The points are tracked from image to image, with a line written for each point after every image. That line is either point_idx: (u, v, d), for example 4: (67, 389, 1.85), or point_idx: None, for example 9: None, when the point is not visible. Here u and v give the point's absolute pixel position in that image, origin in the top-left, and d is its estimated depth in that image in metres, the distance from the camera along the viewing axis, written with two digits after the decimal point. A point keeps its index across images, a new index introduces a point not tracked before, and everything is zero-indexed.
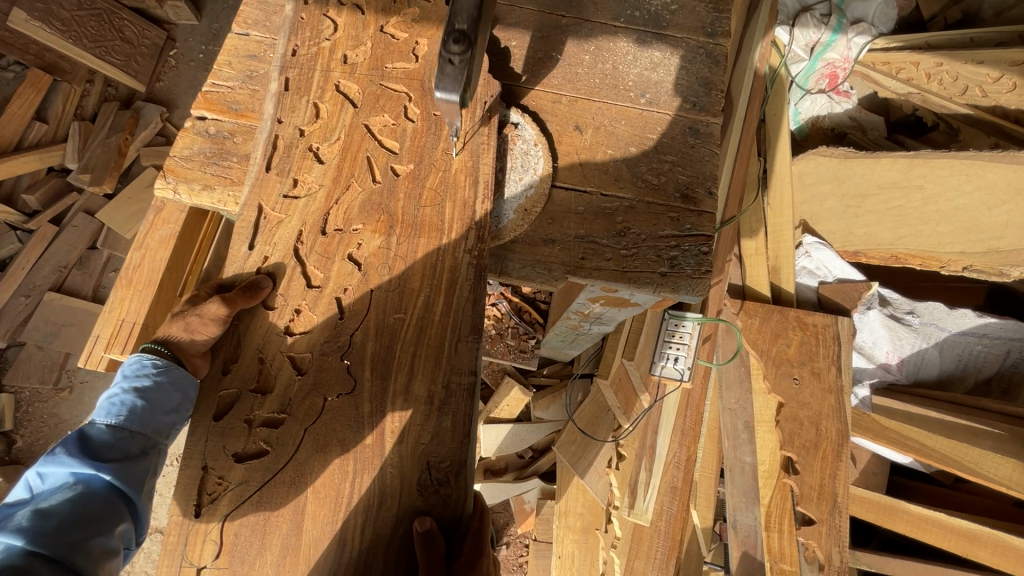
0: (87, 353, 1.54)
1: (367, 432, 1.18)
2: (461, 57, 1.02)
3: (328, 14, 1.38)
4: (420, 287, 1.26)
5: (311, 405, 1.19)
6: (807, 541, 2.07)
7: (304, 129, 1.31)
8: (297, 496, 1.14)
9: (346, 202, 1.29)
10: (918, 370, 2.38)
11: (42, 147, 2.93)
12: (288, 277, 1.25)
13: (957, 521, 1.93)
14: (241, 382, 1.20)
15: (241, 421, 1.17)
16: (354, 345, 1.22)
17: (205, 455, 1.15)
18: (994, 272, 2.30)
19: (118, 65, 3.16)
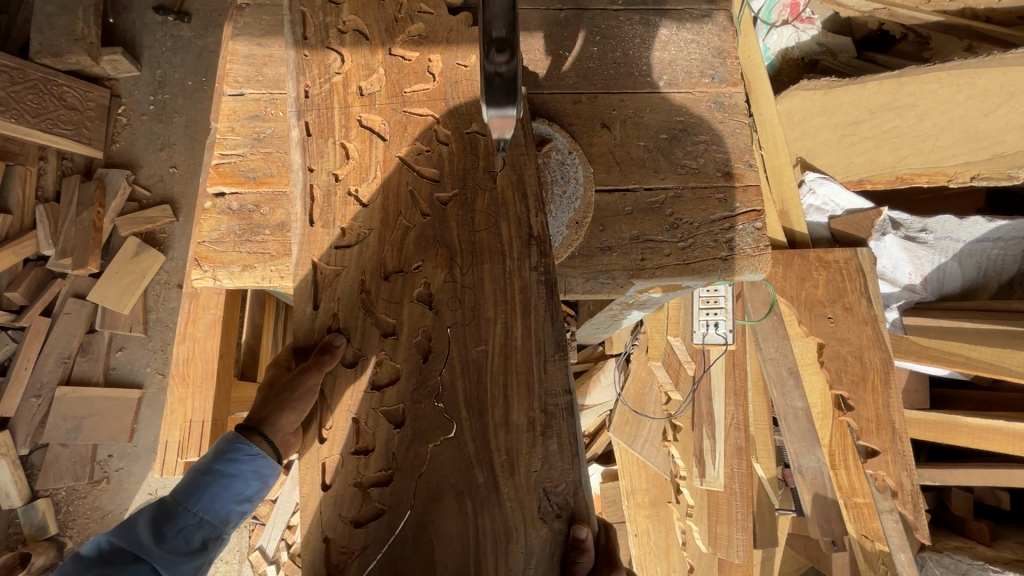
0: (162, 461, 1.63)
1: (479, 471, 1.12)
2: (508, 68, 0.87)
3: (332, 46, 1.28)
4: (496, 312, 1.18)
5: (417, 453, 1.14)
6: (876, 472, 2.13)
7: (339, 173, 1.24)
8: (427, 550, 1.10)
9: (402, 242, 1.22)
10: (941, 285, 2.44)
11: (13, 241, 2.78)
12: (361, 334, 1.19)
13: (1016, 425, 1.99)
14: (339, 449, 1.15)
15: (349, 483, 1.13)
16: (448, 390, 1.16)
17: (322, 524, 1.11)
18: (1003, 176, 2.36)
19: (69, 136, 2.97)
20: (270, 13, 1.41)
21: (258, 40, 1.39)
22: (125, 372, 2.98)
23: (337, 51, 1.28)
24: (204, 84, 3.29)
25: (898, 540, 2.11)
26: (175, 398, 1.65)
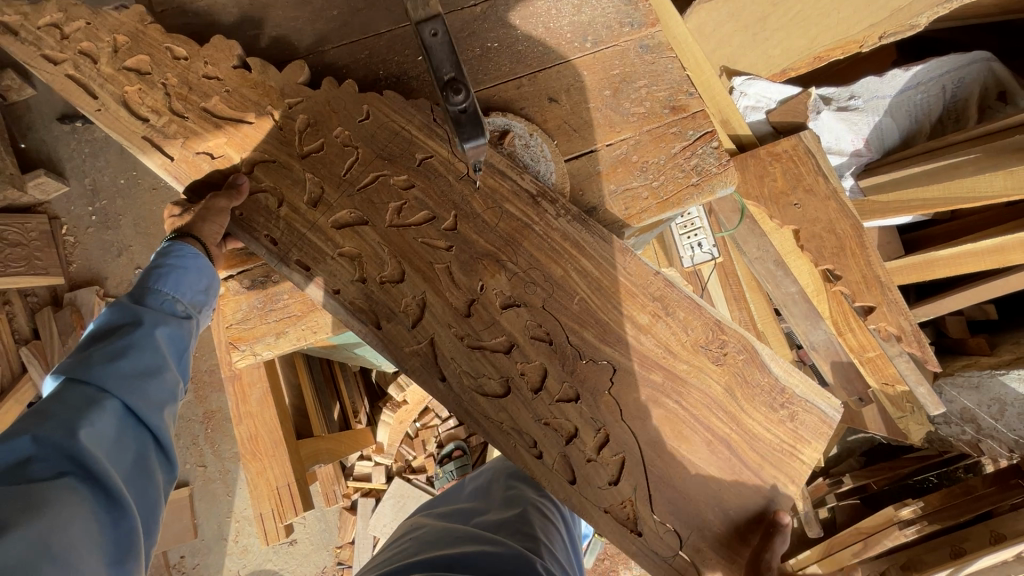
0: (267, 530, 1.94)
1: (654, 373, 1.37)
2: (469, 102, 1.01)
3: (255, 190, 1.41)
4: (568, 262, 1.38)
5: (607, 402, 1.37)
6: (878, 325, 2.27)
7: (363, 276, 1.39)
8: (678, 459, 1.36)
9: (458, 284, 1.39)
10: (882, 141, 2.60)
11: (10, 392, 2.82)
12: (494, 367, 1.38)
13: (983, 243, 2.20)
14: (557, 449, 1.37)
15: (584, 462, 1.36)
16: (580, 345, 1.37)
17: (596, 502, 1.36)
18: (906, 27, 2.51)
19: (25, 272, 2.94)
20: None
21: None
22: None
23: (256, 174, 1.41)
24: (136, 177, 3.22)
25: (914, 376, 2.33)
26: (255, 472, 1.91)
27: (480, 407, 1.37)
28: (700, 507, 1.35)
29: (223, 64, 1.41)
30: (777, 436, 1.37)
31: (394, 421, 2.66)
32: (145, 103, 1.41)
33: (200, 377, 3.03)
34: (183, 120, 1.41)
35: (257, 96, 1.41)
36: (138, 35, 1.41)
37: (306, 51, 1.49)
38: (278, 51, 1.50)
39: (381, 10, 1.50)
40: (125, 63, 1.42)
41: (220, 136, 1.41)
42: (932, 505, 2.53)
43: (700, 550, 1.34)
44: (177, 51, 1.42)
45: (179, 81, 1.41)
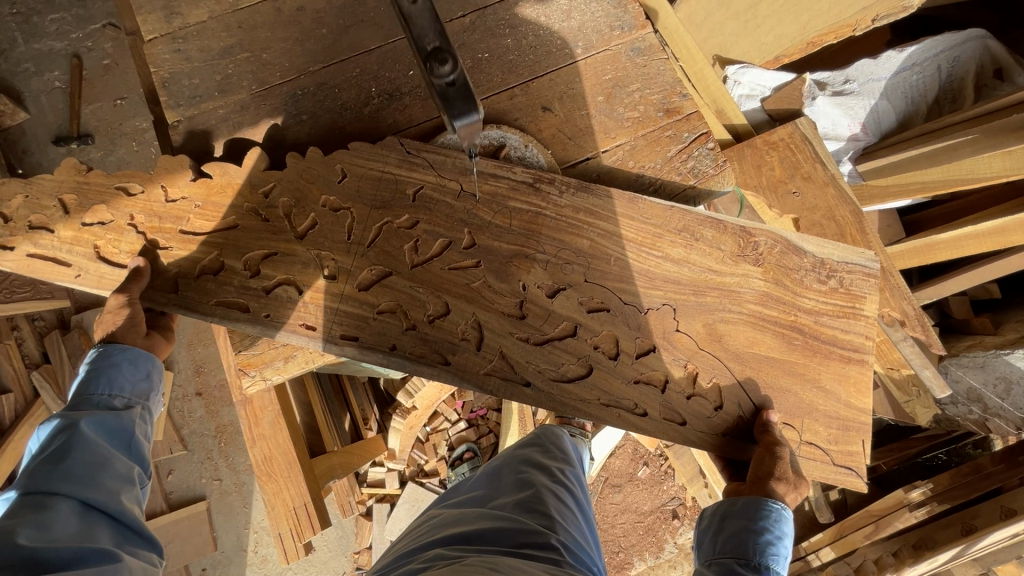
0: (285, 549, 1.94)
1: (707, 293, 1.50)
2: (456, 73, 1.01)
3: (268, 287, 1.41)
4: (613, 220, 1.47)
5: (680, 339, 1.50)
6: (882, 310, 2.28)
7: (410, 324, 1.43)
8: (763, 363, 1.51)
9: (502, 292, 1.46)
10: (879, 124, 2.57)
11: (24, 417, 2.86)
12: (572, 351, 1.47)
13: (983, 225, 2.20)
14: (658, 400, 1.48)
15: (687, 400, 1.49)
16: (633, 300, 1.48)
17: (713, 429, 1.49)
18: (899, 9, 2.48)
19: (31, 297, 2.93)
20: (203, 120, 1.46)
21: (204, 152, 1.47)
22: (183, 491, 2.99)
23: (264, 270, 1.41)
24: None
25: (919, 359, 2.31)
26: (270, 493, 1.94)
27: (573, 395, 1.46)
28: (801, 394, 1.51)
29: (183, 183, 1.41)
30: (835, 304, 1.53)
31: (404, 427, 2.69)
32: (121, 248, 1.40)
33: (209, 392, 3.06)
34: (170, 253, 1.41)
35: (230, 198, 1.41)
36: (83, 188, 1.41)
37: (297, 71, 1.48)
38: (266, 73, 1.48)
39: (369, 26, 1.50)
40: (85, 222, 1.41)
41: (212, 247, 1.41)
42: (941, 485, 2.59)
43: (817, 431, 1.51)
44: (130, 188, 1.42)
45: (149, 214, 1.41)
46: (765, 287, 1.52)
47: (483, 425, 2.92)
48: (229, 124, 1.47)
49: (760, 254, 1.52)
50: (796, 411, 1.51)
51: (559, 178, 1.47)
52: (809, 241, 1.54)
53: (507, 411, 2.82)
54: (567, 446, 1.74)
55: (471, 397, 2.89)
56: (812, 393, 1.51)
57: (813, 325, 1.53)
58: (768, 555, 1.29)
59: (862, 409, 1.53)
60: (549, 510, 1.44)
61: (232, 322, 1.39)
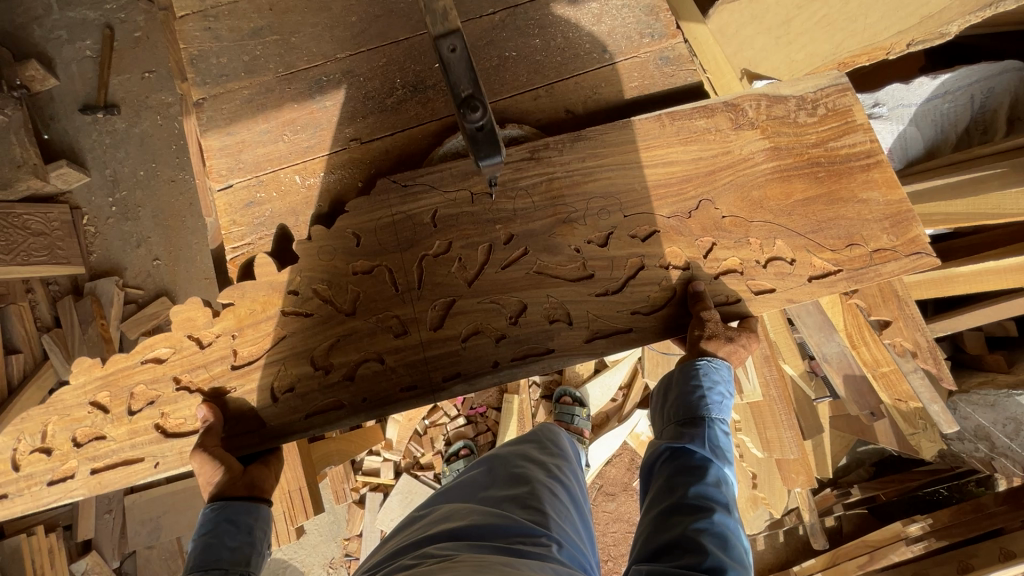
0: (278, 532, 1.97)
1: (727, 178, 1.48)
2: (485, 116, 1.05)
3: (350, 368, 1.43)
4: (636, 140, 1.47)
5: (731, 224, 1.47)
6: (893, 340, 2.20)
7: (498, 335, 1.44)
8: (799, 207, 1.47)
9: (560, 260, 1.46)
10: (905, 152, 2.53)
11: (32, 378, 2.88)
12: (651, 278, 1.46)
13: (1004, 262, 2.14)
14: (742, 285, 1.48)
15: (764, 269, 1.48)
16: (672, 208, 1.47)
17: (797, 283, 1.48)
18: (936, 35, 2.29)
19: (47, 261, 2.99)
20: (228, 100, 1.46)
21: (226, 130, 1.45)
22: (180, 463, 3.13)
23: (337, 356, 1.42)
24: (155, 168, 3.27)
25: (927, 394, 2.27)
26: None
27: (671, 316, 1.47)
28: (848, 217, 1.48)
29: (205, 323, 1.43)
30: (833, 127, 1.49)
31: (403, 418, 2.82)
32: (183, 414, 1.43)
33: None
34: (235, 392, 1.43)
35: (260, 306, 1.41)
36: (113, 378, 1.43)
37: (323, 57, 1.48)
38: (293, 56, 1.48)
39: (399, 17, 1.50)
40: (137, 411, 1.44)
41: (270, 365, 1.42)
42: (939, 521, 2.54)
43: (875, 236, 1.48)
44: (157, 355, 1.43)
45: (192, 370, 1.43)
46: (771, 144, 1.48)
47: (481, 423, 2.92)
48: (253, 107, 1.46)
49: (755, 114, 1.49)
50: (849, 228, 1.47)
51: (555, 139, 1.46)
52: (788, 87, 1.50)
53: (507, 408, 2.87)
54: (562, 441, 1.73)
55: (472, 394, 2.90)
56: (856, 208, 1.47)
57: (827, 155, 1.49)
58: (709, 406, 1.40)
59: (902, 201, 1.49)
60: (543, 506, 1.43)
61: (340, 418, 1.42)
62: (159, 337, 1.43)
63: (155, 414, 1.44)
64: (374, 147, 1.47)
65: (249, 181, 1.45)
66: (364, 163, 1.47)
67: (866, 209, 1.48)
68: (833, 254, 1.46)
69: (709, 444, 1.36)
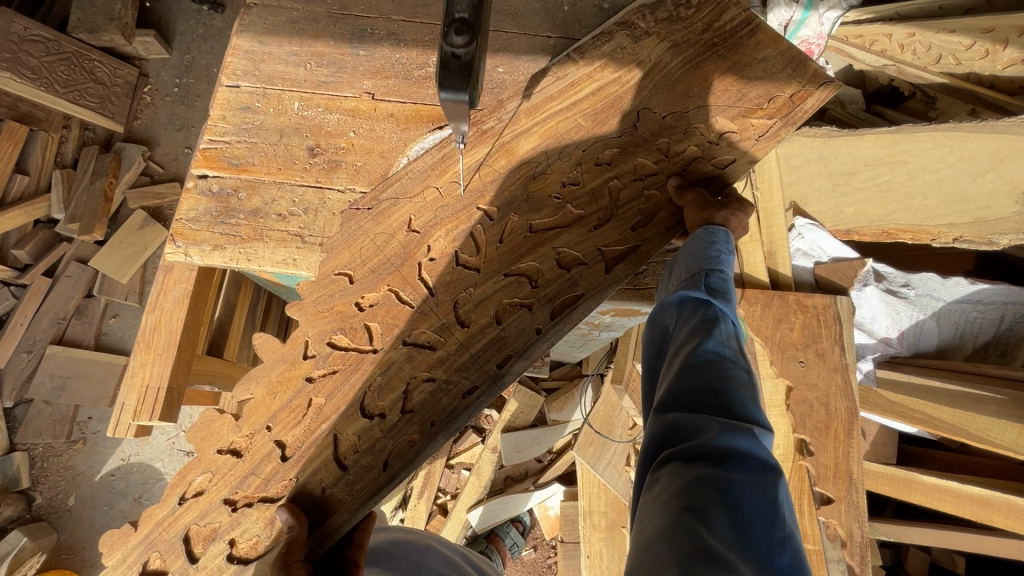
0: (116, 423, 1.74)
1: (656, 105, 1.38)
2: (464, 49, 0.99)
3: (409, 395, 1.30)
4: (566, 83, 1.42)
5: (674, 119, 1.37)
6: (828, 520, 2.02)
7: (530, 303, 1.32)
8: (712, 81, 1.37)
9: (556, 207, 1.36)
10: (917, 341, 2.40)
11: (25, 201, 2.96)
12: (632, 189, 1.37)
13: (967, 489, 1.96)
14: (710, 163, 1.37)
15: (721, 141, 1.37)
16: (614, 126, 1.38)
17: (755, 152, 1.37)
18: (984, 241, 2.09)
19: (93, 108, 3.12)
20: (275, 14, 1.52)
21: (260, 38, 1.50)
22: (116, 338, 3.16)
23: (384, 398, 1.30)
24: None
25: None
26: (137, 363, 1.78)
27: (671, 216, 1.37)
28: (755, 76, 1.36)
29: (232, 430, 1.33)
30: (707, 20, 1.40)
31: None
32: (250, 532, 1.27)
33: None
34: (299, 479, 1.28)
35: (278, 386, 1.33)
36: (161, 526, 1.31)
37: (378, 12, 1.52)
38: (353, 4, 1.53)
39: None
40: (200, 554, 1.29)
41: (322, 432, 1.29)
42: None
43: (788, 82, 1.36)
44: (191, 489, 1.32)
45: (241, 482, 1.30)
46: (669, 44, 1.40)
47: None
48: (293, 29, 1.51)
49: (646, 25, 1.43)
50: (768, 86, 1.35)
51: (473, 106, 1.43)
52: None
53: None
54: None
55: None
56: (762, 67, 1.36)
57: (717, 36, 1.40)
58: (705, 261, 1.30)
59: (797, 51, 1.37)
60: None
61: (413, 452, 1.28)
62: (192, 465, 1.33)
63: (223, 547, 1.28)
64: (382, 107, 1.47)
65: (255, 90, 1.48)
66: (365, 114, 1.47)
67: (771, 66, 1.37)
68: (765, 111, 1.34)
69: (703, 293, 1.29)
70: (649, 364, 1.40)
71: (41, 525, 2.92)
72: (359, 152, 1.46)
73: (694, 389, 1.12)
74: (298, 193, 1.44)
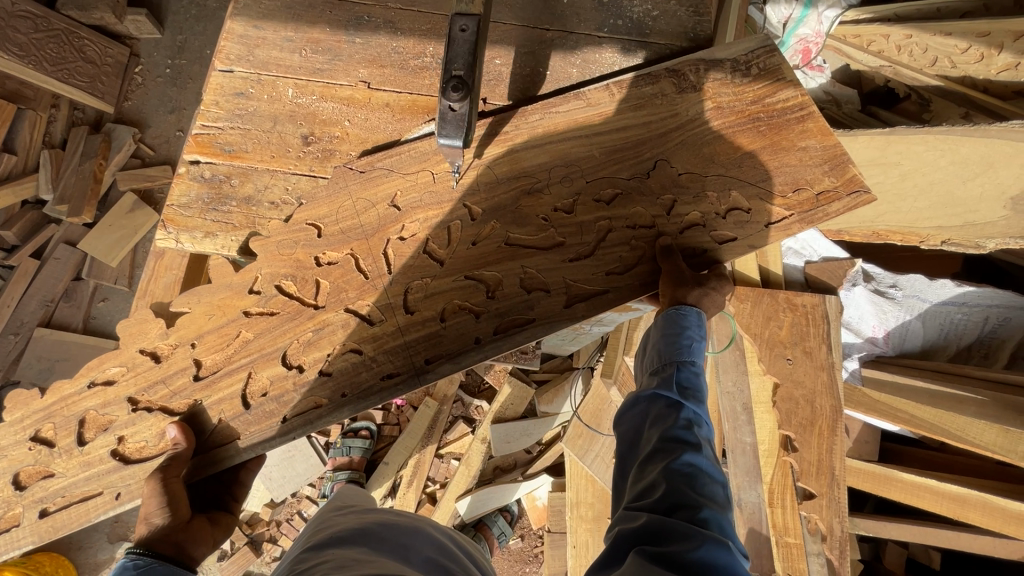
0: None
1: (669, 147, 1.42)
2: (460, 106, 1.11)
3: (325, 366, 1.37)
4: (596, 109, 1.44)
5: (687, 180, 1.41)
6: (810, 514, 2.06)
7: (479, 311, 1.38)
8: (742, 157, 1.40)
9: (539, 230, 1.41)
10: (903, 341, 2.43)
11: (12, 181, 2.92)
12: (621, 237, 1.41)
13: (946, 487, 2.01)
14: (706, 235, 1.41)
15: (724, 218, 1.41)
16: (628, 170, 1.42)
17: (756, 239, 1.41)
18: (971, 245, 2.11)
19: (83, 88, 3.06)
20: None
21: (255, 23, 1.48)
22: (104, 321, 3.14)
23: (311, 355, 1.38)
24: None
25: None
26: None
27: (648, 274, 1.39)
28: (789, 163, 1.40)
29: (159, 335, 1.39)
30: (756, 88, 1.41)
31: None
32: (136, 437, 1.37)
33: None
34: (200, 401, 1.38)
35: (215, 309, 1.39)
36: (59, 406, 1.38)
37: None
38: None
39: None
40: (88, 440, 1.38)
41: (238, 369, 1.38)
42: None
43: (822, 180, 1.39)
44: (110, 376, 1.39)
45: (150, 387, 1.38)
46: (712, 102, 1.42)
47: (394, 414, 2.93)
48: (288, 13, 1.49)
49: (696, 78, 1.43)
50: (796, 175, 1.40)
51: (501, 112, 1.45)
52: (722, 51, 1.44)
53: (422, 413, 2.85)
54: None
55: None
56: (799, 156, 1.40)
57: (766, 111, 1.41)
58: (681, 351, 1.31)
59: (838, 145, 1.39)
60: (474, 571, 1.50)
61: (314, 418, 1.36)
62: (110, 356, 1.39)
63: (110, 441, 1.38)
64: (378, 96, 1.47)
65: (249, 75, 1.46)
66: (361, 103, 1.47)
67: (808, 157, 1.40)
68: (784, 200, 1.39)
69: (678, 386, 1.29)
70: (620, 456, 1.37)
71: None
72: (353, 142, 1.46)
73: (676, 494, 1.10)
74: (291, 181, 1.45)
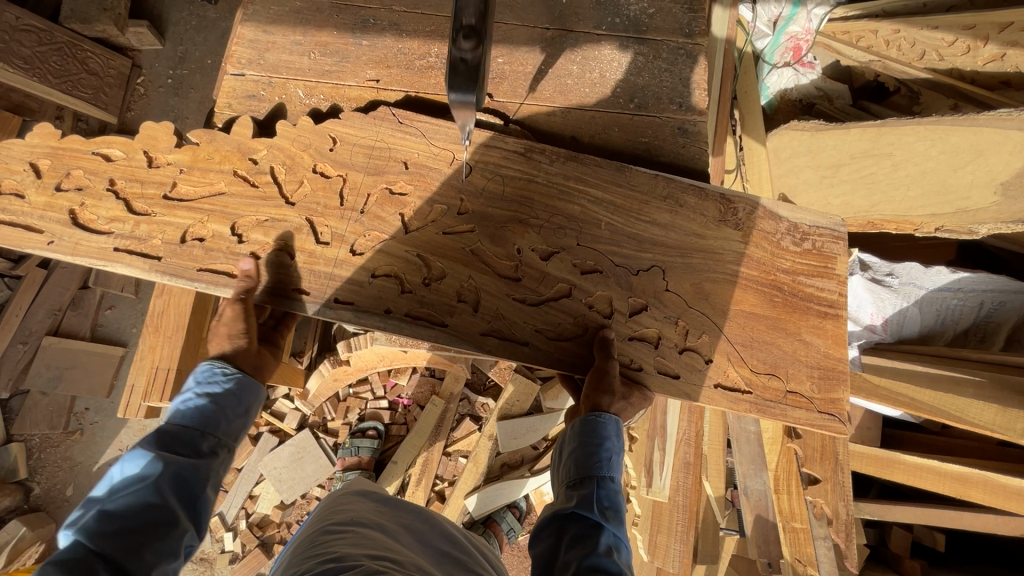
0: (127, 403, 1.83)
1: (671, 235, 1.50)
2: (471, 55, 1.09)
3: (260, 252, 1.43)
4: (634, 193, 1.51)
5: (669, 298, 1.49)
6: (815, 499, 2.10)
7: (407, 286, 1.43)
8: (723, 310, 1.49)
9: (496, 252, 1.46)
10: (901, 328, 2.46)
11: None
12: (566, 312, 1.46)
13: (948, 466, 2.05)
14: (649, 355, 1.46)
15: (678, 354, 1.47)
16: (634, 258, 1.49)
17: (697, 393, 1.46)
18: (964, 231, 2.10)
19: (87, 100, 3.11)
20: (278, 4, 1.55)
21: (264, 27, 1.53)
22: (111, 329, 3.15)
23: (255, 234, 1.43)
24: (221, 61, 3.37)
25: (829, 567, 2.06)
26: (146, 346, 1.83)
27: (571, 352, 1.44)
28: (781, 345, 1.50)
29: (167, 149, 1.45)
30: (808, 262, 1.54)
31: (329, 376, 2.82)
32: (100, 208, 1.43)
33: None
34: (153, 215, 1.43)
35: (218, 159, 1.45)
36: (57, 152, 1.45)
37: (378, 3, 1.55)
38: None
39: None
40: (61, 186, 1.43)
41: (197, 209, 1.43)
42: None
43: (801, 381, 1.49)
44: (106, 153, 1.45)
45: (133, 178, 1.44)
46: (746, 252, 1.52)
47: (401, 413, 2.94)
48: (297, 18, 1.54)
49: (743, 219, 1.53)
50: (779, 362, 1.49)
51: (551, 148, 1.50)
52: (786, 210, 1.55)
53: (429, 411, 2.88)
54: None
55: (403, 383, 2.93)
56: (796, 348, 1.50)
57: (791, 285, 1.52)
58: (600, 464, 1.31)
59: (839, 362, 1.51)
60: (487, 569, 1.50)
61: (220, 285, 1.41)
62: (118, 139, 1.45)
63: (76, 200, 1.43)
64: (385, 96, 1.52)
65: (261, 78, 1.51)
66: (369, 103, 1.52)
67: (808, 352, 1.50)
68: (748, 373, 1.47)
69: (598, 505, 1.25)
70: None
71: (39, 515, 2.91)
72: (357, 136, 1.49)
73: None
74: None
